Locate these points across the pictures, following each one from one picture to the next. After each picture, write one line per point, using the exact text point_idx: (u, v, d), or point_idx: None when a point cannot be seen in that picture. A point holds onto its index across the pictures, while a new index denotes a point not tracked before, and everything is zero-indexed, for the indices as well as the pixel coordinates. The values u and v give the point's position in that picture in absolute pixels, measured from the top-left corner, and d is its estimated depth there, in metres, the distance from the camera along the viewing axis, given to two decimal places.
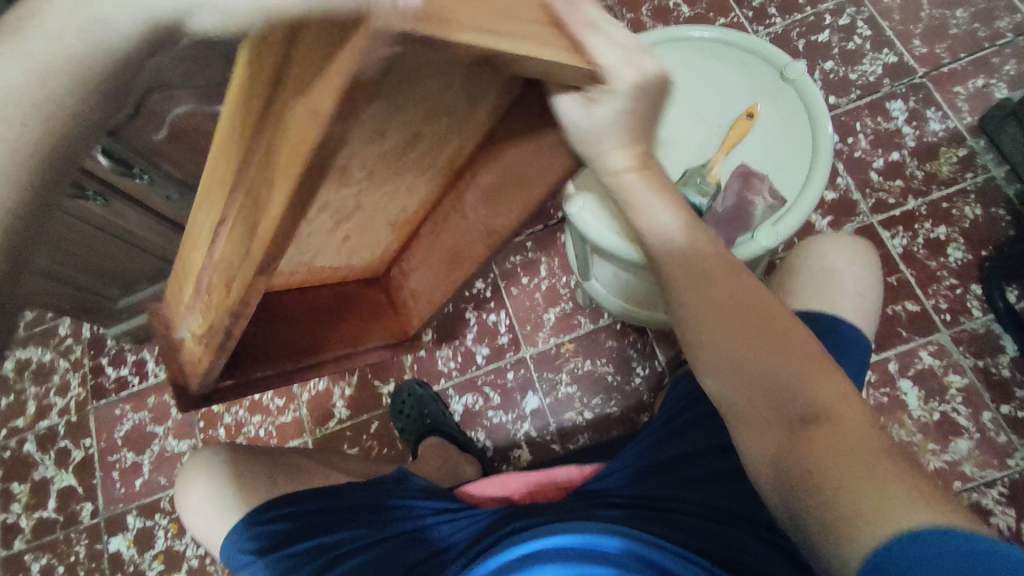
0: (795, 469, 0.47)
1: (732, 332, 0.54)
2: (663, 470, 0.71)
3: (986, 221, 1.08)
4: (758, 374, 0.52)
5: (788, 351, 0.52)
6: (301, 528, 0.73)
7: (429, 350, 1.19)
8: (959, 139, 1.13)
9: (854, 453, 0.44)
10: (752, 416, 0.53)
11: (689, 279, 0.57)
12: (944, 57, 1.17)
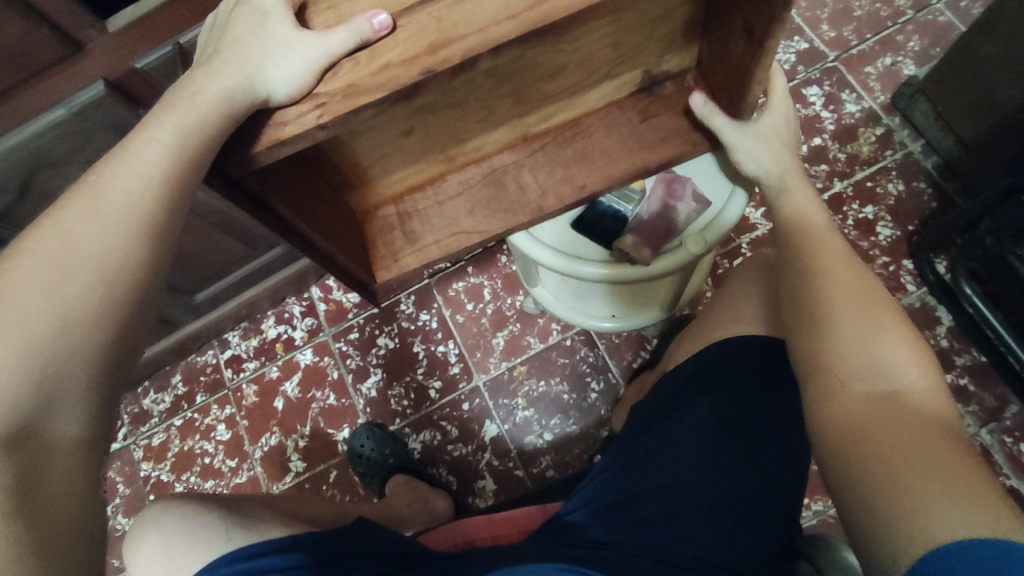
0: (863, 432, 0.47)
1: (836, 309, 0.54)
2: (630, 502, 0.63)
3: (910, 196, 1.11)
4: (854, 352, 0.52)
5: (888, 341, 0.51)
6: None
7: (382, 389, 1.16)
8: (875, 118, 1.15)
9: (929, 449, 0.44)
10: (828, 378, 0.52)
11: (808, 265, 0.58)
12: (852, 39, 1.19)
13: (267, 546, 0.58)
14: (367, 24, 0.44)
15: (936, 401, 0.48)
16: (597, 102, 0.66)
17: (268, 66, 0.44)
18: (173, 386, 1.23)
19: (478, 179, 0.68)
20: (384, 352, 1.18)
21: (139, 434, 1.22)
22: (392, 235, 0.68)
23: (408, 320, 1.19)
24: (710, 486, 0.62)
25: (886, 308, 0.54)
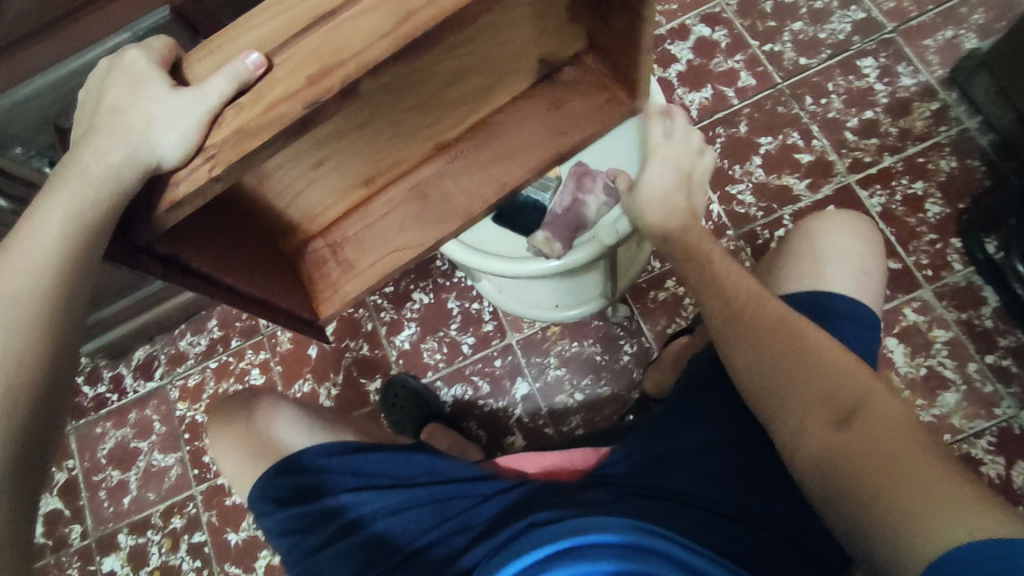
0: (839, 466, 0.48)
1: (770, 350, 0.57)
2: (674, 466, 0.63)
3: (962, 173, 1.08)
4: (799, 387, 0.54)
5: (823, 367, 0.54)
6: (318, 486, 0.63)
7: (415, 343, 1.18)
8: (931, 93, 1.12)
9: (897, 460, 0.45)
10: (786, 418, 0.54)
11: (736, 317, 0.61)
12: (912, 10, 1.16)
13: (324, 448, 0.65)
14: (242, 66, 0.41)
15: (892, 412, 0.49)
16: (502, 99, 0.68)
17: (160, 143, 0.42)
18: (209, 330, 1.25)
19: (403, 195, 0.70)
20: (419, 307, 1.19)
21: (175, 374, 1.24)
22: (327, 250, 0.71)
23: (444, 276, 1.19)
24: (752, 440, 0.62)
25: (813, 338, 0.56)
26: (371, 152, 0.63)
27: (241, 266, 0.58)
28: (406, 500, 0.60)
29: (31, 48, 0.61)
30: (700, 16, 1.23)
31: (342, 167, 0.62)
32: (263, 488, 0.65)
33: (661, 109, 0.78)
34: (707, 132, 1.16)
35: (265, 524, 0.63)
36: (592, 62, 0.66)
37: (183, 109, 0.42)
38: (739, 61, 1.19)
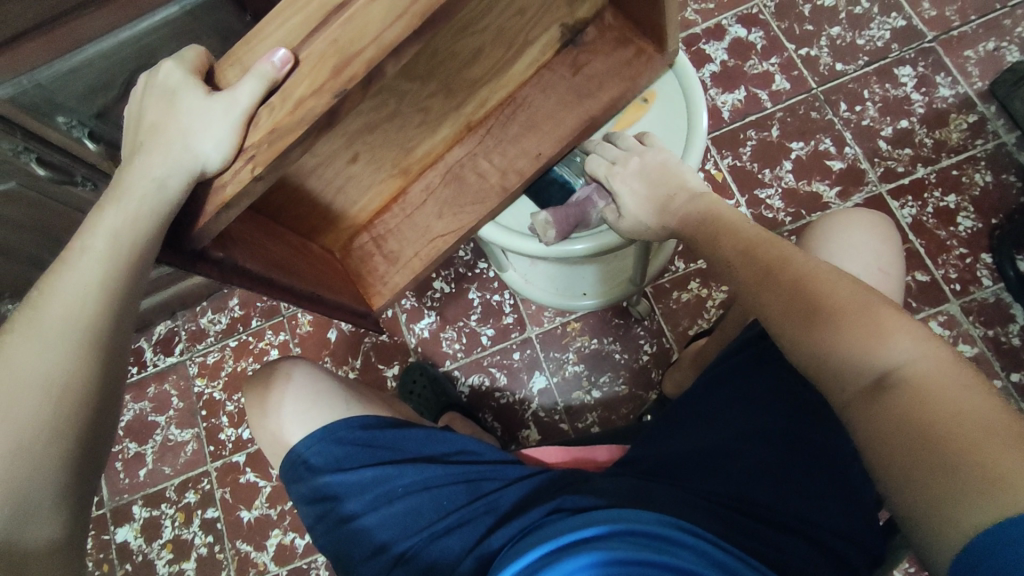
0: (886, 443, 0.44)
1: (792, 314, 0.51)
2: (702, 461, 0.62)
3: (997, 188, 1.07)
4: (830, 347, 0.48)
5: (854, 321, 0.48)
6: (350, 458, 0.63)
7: (433, 332, 1.18)
8: (969, 105, 1.11)
9: (950, 426, 0.41)
10: (832, 387, 0.49)
11: (761, 279, 0.54)
12: (954, 20, 1.14)
13: (354, 422, 0.66)
14: (268, 63, 0.42)
15: (938, 373, 0.44)
16: (525, 71, 0.68)
17: (198, 139, 0.44)
18: (230, 309, 1.26)
19: (439, 180, 0.70)
20: (440, 296, 1.19)
21: (195, 350, 1.25)
22: (368, 237, 0.72)
23: (466, 266, 1.19)
24: (780, 437, 0.62)
25: (848, 292, 0.50)
26: (400, 144, 0.64)
27: (285, 258, 0.58)
28: (440, 475, 0.61)
29: (83, 18, 0.61)
30: (737, 17, 1.21)
31: (373, 161, 0.64)
32: (299, 456, 0.65)
33: (699, 111, 0.74)
34: (739, 135, 1.15)
35: (299, 491, 0.65)
36: (612, 19, 0.70)
37: (219, 113, 0.44)
38: (774, 64, 1.18)
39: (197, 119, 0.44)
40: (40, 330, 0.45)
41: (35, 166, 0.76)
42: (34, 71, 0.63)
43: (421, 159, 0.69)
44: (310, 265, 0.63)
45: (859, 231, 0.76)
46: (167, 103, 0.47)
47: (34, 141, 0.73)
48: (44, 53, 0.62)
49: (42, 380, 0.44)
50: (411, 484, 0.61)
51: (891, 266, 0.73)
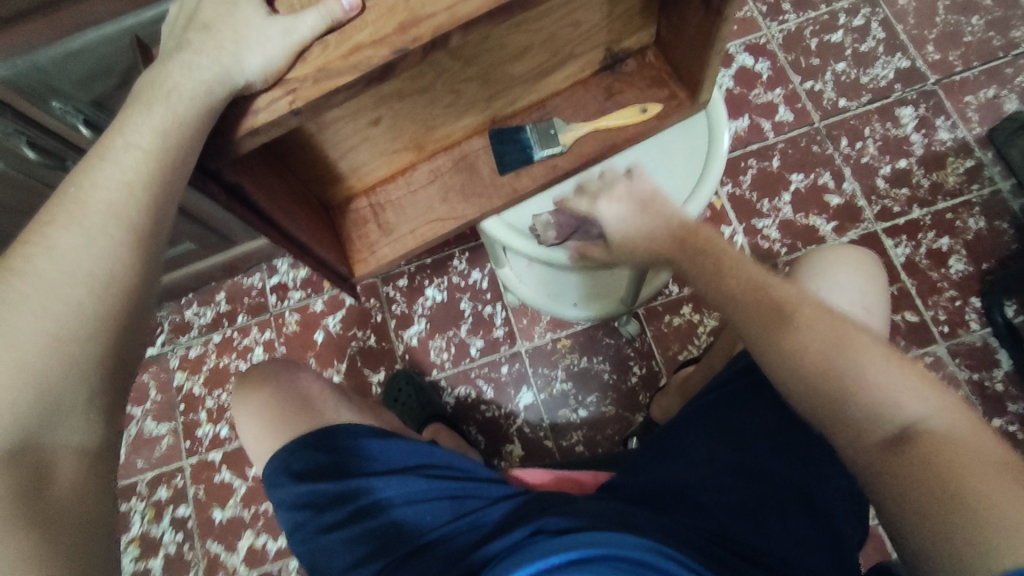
0: (905, 489, 0.44)
1: (813, 362, 0.50)
2: (676, 500, 0.61)
3: (989, 234, 1.08)
4: (848, 405, 0.48)
5: (873, 374, 0.48)
6: (337, 466, 0.61)
7: (422, 340, 1.17)
8: (967, 150, 1.12)
9: (975, 477, 0.41)
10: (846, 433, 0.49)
11: (774, 318, 0.53)
12: (957, 65, 1.16)
13: (345, 428, 0.64)
14: (337, 4, 0.42)
15: (952, 423, 0.45)
16: (563, 83, 0.68)
17: (249, 54, 0.42)
18: (217, 303, 1.24)
19: (448, 167, 0.69)
20: (431, 303, 1.18)
21: (177, 343, 1.23)
22: (368, 227, 0.69)
23: (460, 275, 1.19)
24: (760, 476, 0.62)
25: (870, 343, 0.50)
26: (423, 122, 0.62)
27: (290, 209, 0.58)
28: (423, 490, 0.59)
29: (86, 2, 0.60)
30: (744, 45, 1.22)
31: (393, 128, 0.61)
32: (283, 461, 0.64)
33: (715, 167, 0.70)
34: (740, 163, 1.16)
35: (279, 496, 0.63)
36: (653, 58, 0.68)
37: (270, 41, 0.42)
38: (779, 95, 1.19)
39: (240, 42, 0.42)
40: (81, 222, 0.42)
41: (24, 148, 0.75)
42: (28, 53, 0.62)
43: (438, 140, 0.67)
44: (308, 219, 0.62)
45: (846, 266, 0.76)
46: (210, 20, 0.43)
47: (27, 124, 0.72)
48: (42, 35, 0.61)
49: (82, 272, 0.41)
50: (393, 498, 0.59)
51: (877, 307, 0.74)
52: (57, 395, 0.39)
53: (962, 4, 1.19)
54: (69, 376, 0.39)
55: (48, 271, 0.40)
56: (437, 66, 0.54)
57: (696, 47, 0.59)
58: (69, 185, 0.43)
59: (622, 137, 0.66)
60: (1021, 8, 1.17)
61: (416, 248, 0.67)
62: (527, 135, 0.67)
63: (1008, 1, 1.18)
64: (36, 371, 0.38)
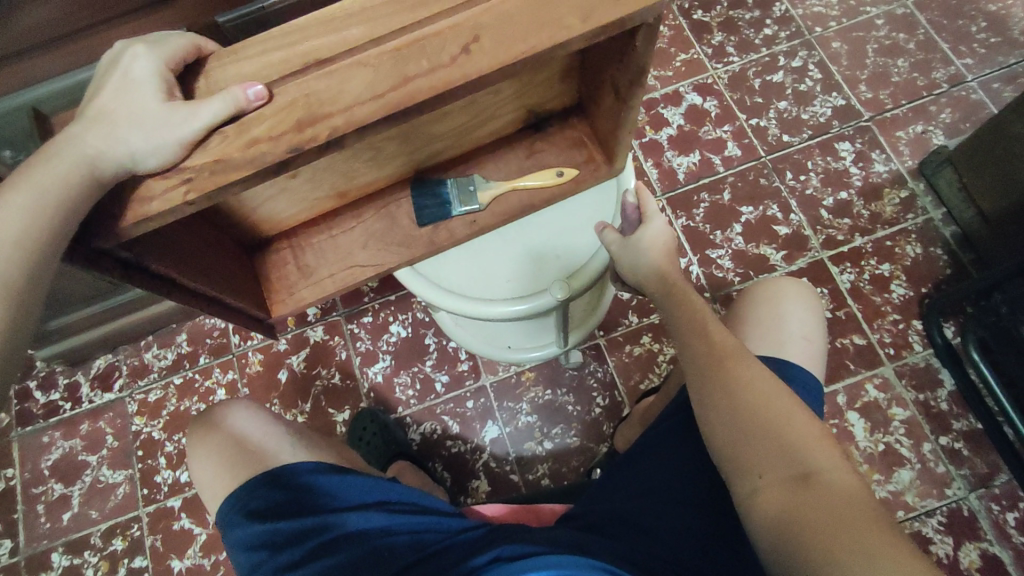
0: (786, 527, 0.48)
1: (736, 410, 0.55)
2: (630, 532, 0.60)
3: (926, 260, 1.14)
4: (760, 446, 0.53)
5: (789, 427, 0.53)
6: (295, 503, 0.61)
7: (387, 377, 1.17)
8: (901, 181, 1.19)
9: (842, 525, 0.46)
10: (750, 475, 0.52)
11: (711, 368, 0.60)
12: (887, 103, 1.24)
13: (306, 466, 0.64)
14: (241, 95, 0.42)
15: (844, 480, 0.50)
16: (487, 140, 0.71)
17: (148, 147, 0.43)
18: (177, 344, 1.22)
19: (403, 212, 0.71)
20: (395, 340, 1.19)
21: (136, 387, 1.20)
22: (326, 269, 0.69)
23: (424, 311, 1.20)
24: (712, 505, 0.62)
25: (789, 402, 0.55)
26: (347, 173, 0.62)
27: (202, 266, 0.57)
28: (382, 525, 0.59)
29: (39, 56, 0.61)
30: (692, 85, 1.29)
31: (332, 171, 0.61)
32: (238, 500, 0.63)
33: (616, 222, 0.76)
34: (692, 197, 1.21)
35: (234, 536, 0.61)
36: (576, 121, 0.71)
37: (167, 133, 0.42)
38: (726, 131, 1.25)
39: (148, 129, 0.42)
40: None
41: None
42: None
43: (362, 189, 0.69)
44: (225, 271, 0.62)
45: (781, 294, 0.80)
46: (132, 100, 0.44)
47: None
48: None
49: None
50: (355, 534, 0.58)
51: (816, 332, 0.77)
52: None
53: (889, 47, 1.28)
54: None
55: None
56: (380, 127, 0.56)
57: (610, 119, 0.63)
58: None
59: (538, 198, 0.70)
60: (941, 51, 1.27)
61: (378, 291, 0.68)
62: (445, 189, 0.69)
63: (929, 44, 1.28)
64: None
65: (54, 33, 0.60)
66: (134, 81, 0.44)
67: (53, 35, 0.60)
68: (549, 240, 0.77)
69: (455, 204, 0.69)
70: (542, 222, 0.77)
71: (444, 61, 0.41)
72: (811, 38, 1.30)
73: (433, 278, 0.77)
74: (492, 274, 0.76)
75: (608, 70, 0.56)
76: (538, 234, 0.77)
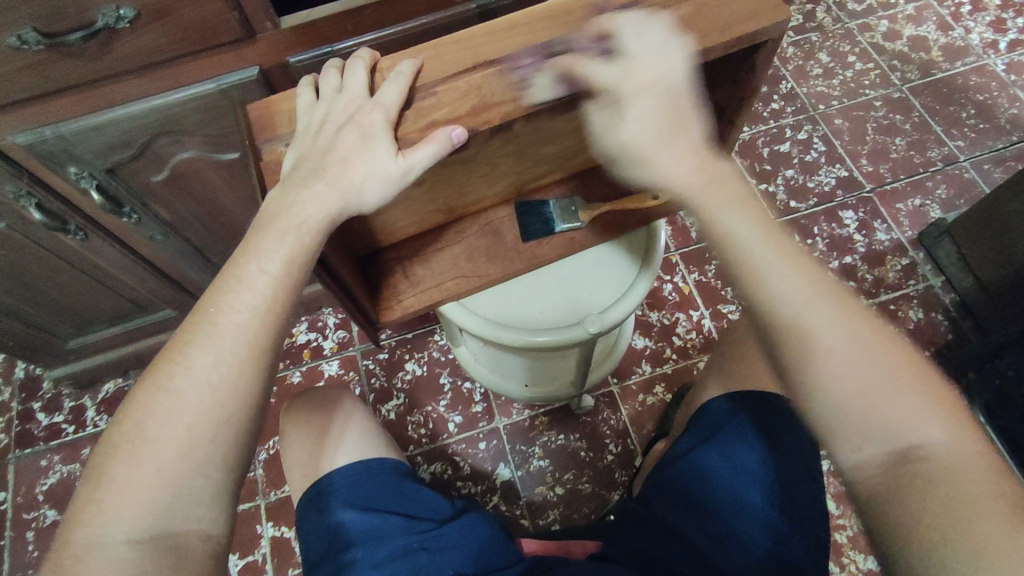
0: (896, 503, 0.44)
1: (841, 362, 0.46)
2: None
3: (928, 325, 1.19)
4: (877, 420, 0.46)
5: (894, 381, 0.46)
6: (358, 506, 0.65)
7: (400, 414, 1.17)
8: (901, 250, 1.26)
9: (948, 484, 0.43)
10: (840, 441, 0.47)
11: (801, 310, 0.47)
12: (886, 177, 1.32)
13: (377, 465, 0.69)
14: (447, 139, 0.48)
15: (962, 455, 0.44)
16: (583, 165, 0.77)
17: (363, 181, 0.49)
18: None
19: (454, 242, 0.73)
20: (410, 377, 1.20)
21: None
22: (391, 278, 0.72)
23: (440, 351, 1.22)
24: (715, 532, 0.61)
25: (886, 358, 0.46)
26: (460, 188, 0.67)
27: (345, 261, 0.63)
28: (437, 541, 0.62)
29: (122, 82, 0.65)
30: None
31: (434, 191, 0.66)
32: (309, 496, 0.67)
33: (653, 265, 0.82)
34: (704, 254, 1.27)
35: (305, 527, 0.65)
36: None
37: (387, 179, 0.49)
38: None
39: (365, 175, 0.49)
40: (217, 347, 0.46)
41: (31, 211, 0.77)
42: (58, 125, 0.68)
43: (468, 205, 0.73)
44: (352, 267, 0.66)
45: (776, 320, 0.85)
46: (341, 137, 0.49)
47: (36, 183, 0.75)
48: (75, 107, 0.67)
49: (211, 392, 0.46)
50: (409, 546, 0.61)
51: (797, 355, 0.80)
52: (186, 492, 0.45)
53: (887, 126, 1.38)
54: (197, 479, 0.45)
55: (183, 392, 0.45)
56: (456, 161, 0.60)
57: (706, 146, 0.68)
58: (205, 306, 0.48)
59: (638, 217, 0.74)
60: (935, 132, 1.37)
61: (439, 300, 0.70)
62: (549, 209, 0.73)
63: (923, 127, 1.37)
64: (171, 473, 0.45)
65: (143, 63, 0.63)
66: (338, 117, 0.50)
67: (139, 65, 0.64)
68: (582, 281, 0.84)
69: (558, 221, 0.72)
70: (572, 266, 0.85)
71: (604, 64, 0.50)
72: (815, 114, 1.40)
73: (469, 308, 0.82)
74: (524, 308, 0.83)
75: (714, 93, 0.62)
76: (568, 275, 0.84)
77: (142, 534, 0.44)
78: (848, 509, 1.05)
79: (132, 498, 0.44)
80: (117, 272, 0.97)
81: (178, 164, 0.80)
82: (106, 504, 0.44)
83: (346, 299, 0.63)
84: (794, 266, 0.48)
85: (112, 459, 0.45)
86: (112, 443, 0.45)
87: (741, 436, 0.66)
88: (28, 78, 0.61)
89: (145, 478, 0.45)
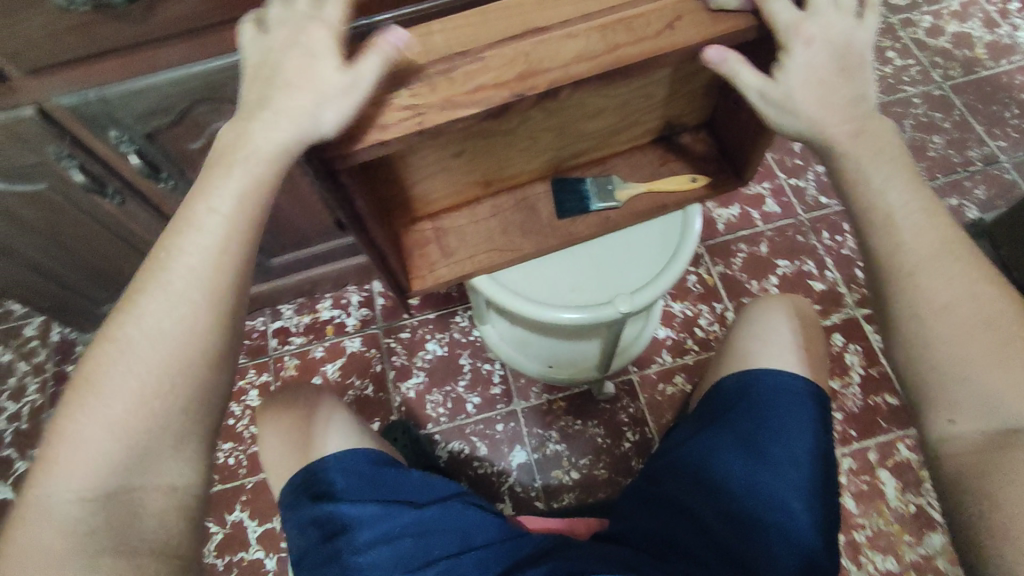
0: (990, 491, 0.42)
1: (958, 314, 0.43)
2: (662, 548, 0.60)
3: None
4: (982, 391, 0.42)
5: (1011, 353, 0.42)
6: (355, 490, 0.64)
7: (419, 393, 1.18)
8: None
9: None
10: (936, 412, 0.44)
11: (925, 259, 0.44)
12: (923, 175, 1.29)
13: (373, 457, 0.69)
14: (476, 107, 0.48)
15: None
16: (622, 146, 0.76)
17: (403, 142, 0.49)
18: None
19: (485, 215, 0.74)
20: (431, 357, 1.21)
21: None
22: (425, 247, 0.72)
23: (461, 332, 1.23)
24: (734, 513, 0.61)
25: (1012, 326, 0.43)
26: (499, 160, 0.68)
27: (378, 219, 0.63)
28: (436, 520, 0.62)
29: (165, 47, 0.67)
30: None
31: (470, 162, 0.66)
32: (303, 483, 0.66)
33: (685, 248, 0.81)
34: (731, 246, 1.26)
35: (295, 515, 0.64)
36: (706, 137, 0.77)
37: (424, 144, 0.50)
38: (766, 188, 1.31)
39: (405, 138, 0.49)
40: (191, 281, 0.44)
41: (74, 172, 0.79)
42: (101, 87, 0.70)
43: (504, 179, 0.74)
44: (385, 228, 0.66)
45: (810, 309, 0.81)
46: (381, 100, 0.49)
47: (79, 146, 0.77)
48: (119, 71, 0.68)
49: (189, 329, 0.44)
50: (408, 527, 0.61)
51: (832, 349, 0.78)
52: (163, 432, 0.44)
53: (925, 124, 1.35)
54: (174, 418, 0.44)
55: (159, 327, 0.44)
56: (494, 130, 0.61)
57: (747, 131, 0.68)
58: (157, 251, 0.45)
59: (671, 201, 0.73)
60: (976, 132, 1.33)
61: (472, 272, 0.71)
62: (585, 188, 0.74)
63: (964, 125, 1.34)
64: (146, 413, 0.43)
65: (186, 27, 0.65)
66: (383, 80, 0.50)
67: (182, 31, 0.65)
68: (612, 261, 0.84)
69: (593, 200, 0.73)
70: (603, 246, 0.84)
71: (648, 35, 0.50)
72: None
73: (499, 282, 0.82)
74: (551, 287, 0.83)
75: None
76: (597, 254, 0.84)
77: (94, 492, 0.42)
78: (869, 508, 1.03)
79: (103, 439, 0.43)
80: (151, 238, 1.00)
81: (216, 131, 0.82)
82: (73, 446, 0.42)
83: (377, 257, 0.64)
84: (930, 218, 0.45)
85: (84, 399, 0.43)
86: (83, 381, 0.43)
87: (761, 421, 0.66)
88: (77, 39, 0.63)
89: (117, 417, 0.43)
